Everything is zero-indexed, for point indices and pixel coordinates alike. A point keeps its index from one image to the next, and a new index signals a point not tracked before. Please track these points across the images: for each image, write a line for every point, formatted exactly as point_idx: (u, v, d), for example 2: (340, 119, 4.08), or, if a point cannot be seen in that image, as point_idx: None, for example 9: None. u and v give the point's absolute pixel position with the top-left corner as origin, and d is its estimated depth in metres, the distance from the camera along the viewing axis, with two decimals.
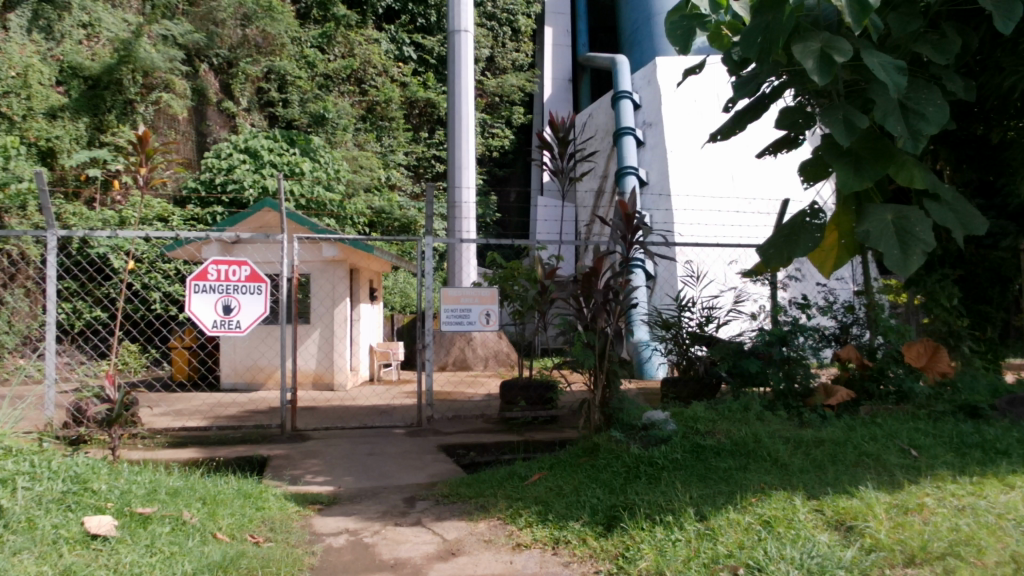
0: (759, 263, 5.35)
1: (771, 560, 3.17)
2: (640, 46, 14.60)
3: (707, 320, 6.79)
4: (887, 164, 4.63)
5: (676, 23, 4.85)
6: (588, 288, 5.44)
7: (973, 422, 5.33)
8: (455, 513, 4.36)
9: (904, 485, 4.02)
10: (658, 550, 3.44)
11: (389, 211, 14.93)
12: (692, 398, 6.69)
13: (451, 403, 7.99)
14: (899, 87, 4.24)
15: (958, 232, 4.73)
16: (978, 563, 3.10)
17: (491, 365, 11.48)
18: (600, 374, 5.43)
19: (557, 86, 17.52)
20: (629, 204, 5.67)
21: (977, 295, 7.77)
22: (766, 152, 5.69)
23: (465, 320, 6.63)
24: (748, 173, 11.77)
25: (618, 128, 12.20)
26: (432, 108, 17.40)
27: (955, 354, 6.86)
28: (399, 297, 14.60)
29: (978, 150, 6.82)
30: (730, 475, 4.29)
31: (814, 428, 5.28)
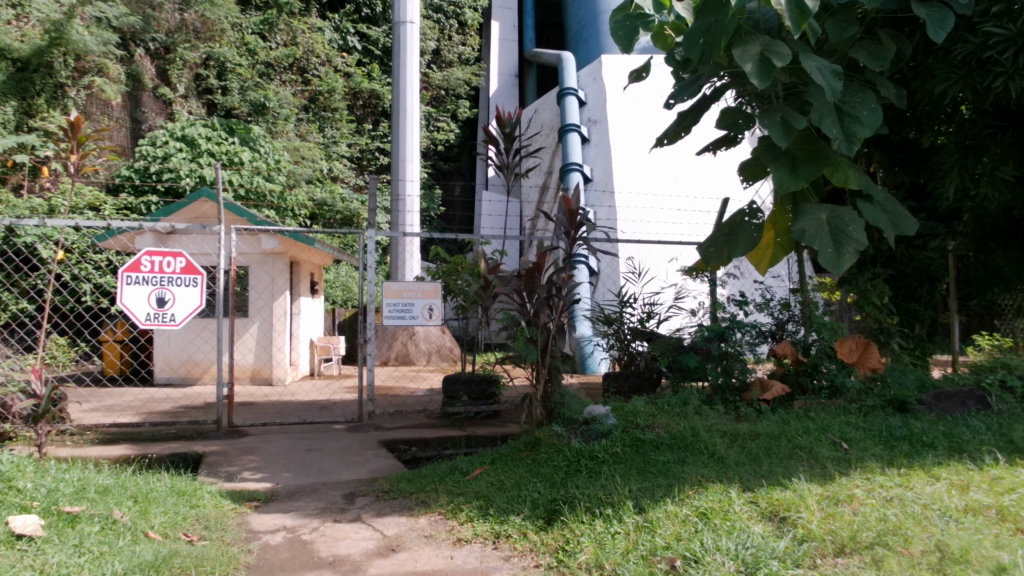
0: (699, 262, 5.43)
1: (706, 550, 3.23)
2: (586, 44, 14.68)
3: (648, 316, 6.86)
4: (823, 166, 4.73)
5: (619, 23, 4.91)
6: (531, 283, 5.42)
7: (901, 416, 5.52)
8: (395, 508, 4.32)
9: (835, 477, 4.14)
10: (597, 543, 3.47)
11: (331, 204, 14.89)
12: (633, 393, 6.77)
13: (392, 398, 7.93)
14: (835, 92, 4.35)
15: (891, 233, 4.87)
16: (904, 552, 3.21)
17: (435, 360, 11.44)
18: (542, 369, 5.44)
19: (504, 81, 17.22)
20: (573, 200, 5.68)
21: (907, 294, 7.87)
22: (707, 149, 5.72)
23: (407, 314, 6.59)
24: (690, 172, 11.96)
25: (563, 124, 12.26)
26: (377, 100, 17.29)
27: (885, 350, 7.15)
28: (340, 290, 14.47)
29: (909, 154, 7.08)
30: (668, 468, 4.35)
31: (751, 422, 5.40)
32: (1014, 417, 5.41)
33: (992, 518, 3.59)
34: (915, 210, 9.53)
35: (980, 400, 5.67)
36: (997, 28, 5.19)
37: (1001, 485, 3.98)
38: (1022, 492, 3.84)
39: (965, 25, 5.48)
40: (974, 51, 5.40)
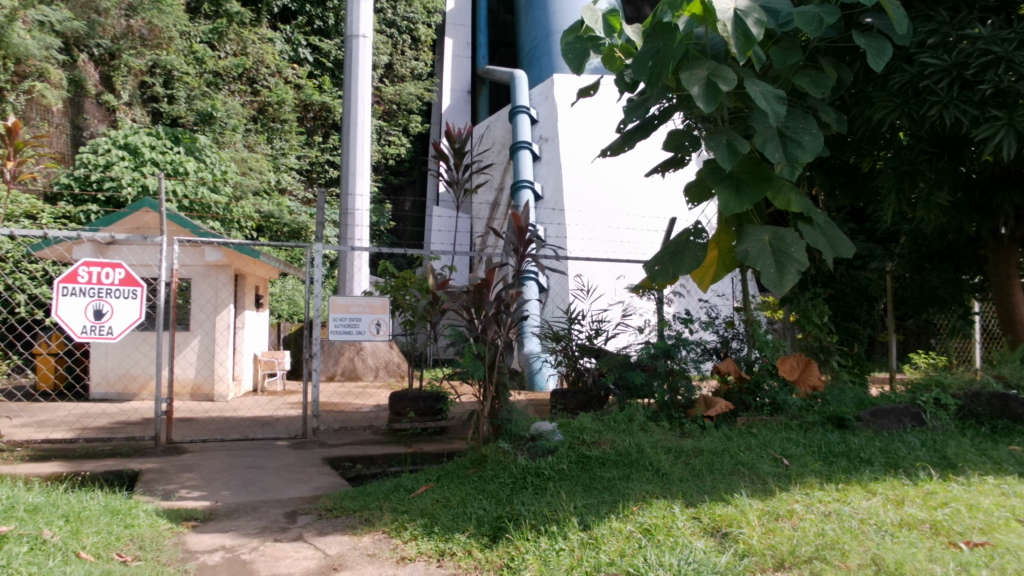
0: (646, 280, 5.49)
1: (649, 566, 3.25)
2: (539, 62, 14.74)
3: (596, 333, 6.90)
4: (766, 188, 4.86)
5: (570, 44, 5.05)
6: (479, 299, 5.41)
7: (839, 433, 5.66)
8: (338, 527, 4.24)
9: (775, 492, 4.22)
10: (542, 559, 3.47)
11: (279, 216, 14.73)
12: (580, 409, 6.76)
13: (337, 414, 7.81)
14: (777, 117, 4.48)
15: (830, 254, 4.99)
16: (842, 565, 3.28)
17: (382, 376, 11.32)
18: (489, 386, 5.42)
19: (455, 97, 17.26)
20: (522, 217, 5.71)
21: (846, 313, 8.08)
22: (654, 170, 5.80)
23: (354, 329, 6.52)
24: (639, 192, 12.14)
25: (514, 142, 12.34)
26: (327, 112, 17.18)
27: (825, 368, 7.34)
28: (286, 304, 14.26)
29: (849, 178, 7.32)
30: (613, 484, 4.38)
31: (694, 438, 5.48)
32: (947, 434, 5.58)
33: (926, 532, 3.70)
34: (855, 232, 9.83)
35: (915, 417, 5.84)
36: (933, 59, 5.50)
37: (933, 499, 4.11)
38: (954, 506, 3.96)
39: (902, 55, 5.76)
40: (911, 80, 5.64)
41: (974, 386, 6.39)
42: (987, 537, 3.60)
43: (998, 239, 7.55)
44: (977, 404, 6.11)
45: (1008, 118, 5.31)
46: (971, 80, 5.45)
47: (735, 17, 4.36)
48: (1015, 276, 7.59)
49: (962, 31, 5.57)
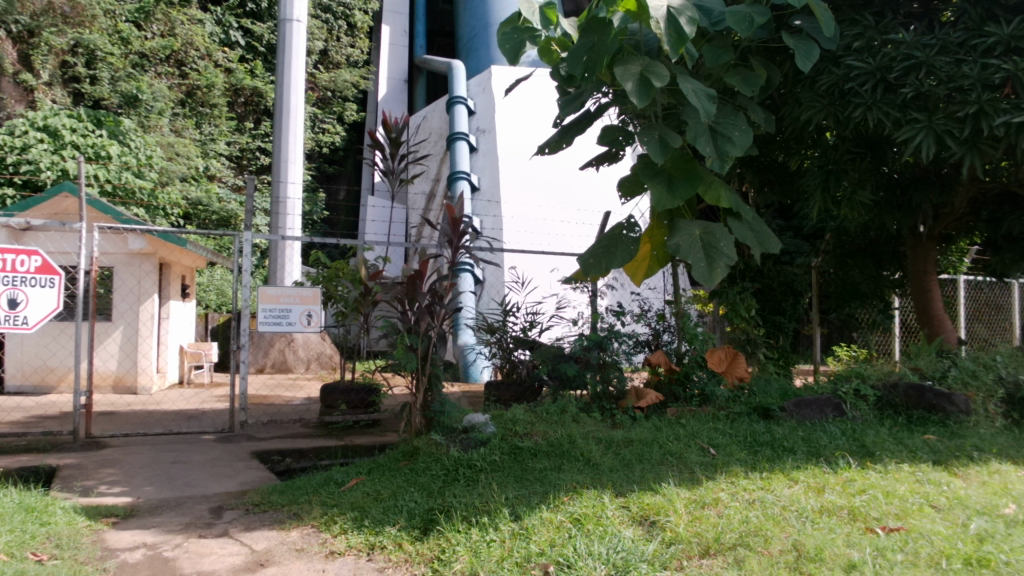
0: (580, 273, 5.53)
1: (579, 556, 3.29)
2: (476, 53, 14.67)
3: (530, 325, 6.91)
4: (697, 184, 4.95)
5: (507, 36, 5.03)
6: (412, 291, 5.35)
7: (764, 423, 5.83)
8: (266, 522, 4.16)
9: (702, 481, 4.32)
10: (473, 551, 3.47)
11: (207, 203, 14.40)
12: (514, 401, 6.78)
13: (267, 407, 7.65)
14: (708, 113, 4.57)
15: (757, 249, 5.11)
16: (764, 551, 3.39)
17: (313, 368, 11.13)
18: (422, 377, 5.38)
19: (393, 86, 16.83)
20: (457, 208, 5.67)
21: (773, 307, 8.31)
22: (589, 164, 5.83)
23: (284, 321, 6.38)
24: (575, 185, 12.23)
25: (451, 132, 12.26)
26: (259, 98, 16.77)
27: (752, 360, 7.57)
28: (214, 294, 13.89)
29: (778, 176, 7.53)
30: (545, 474, 4.42)
31: (625, 429, 5.56)
32: (866, 423, 5.81)
33: (844, 518, 3.84)
34: (782, 228, 10.13)
35: (836, 407, 6.02)
36: (858, 62, 5.70)
37: (852, 486, 4.28)
38: (871, 493, 4.13)
39: (829, 58, 5.94)
40: (838, 81, 5.81)
41: (891, 376, 6.66)
42: (901, 522, 3.77)
43: (916, 236, 7.88)
44: (895, 395, 6.37)
45: (928, 120, 5.53)
46: (894, 83, 5.67)
47: (668, 14, 4.43)
48: (931, 273, 7.94)
49: (886, 36, 5.78)
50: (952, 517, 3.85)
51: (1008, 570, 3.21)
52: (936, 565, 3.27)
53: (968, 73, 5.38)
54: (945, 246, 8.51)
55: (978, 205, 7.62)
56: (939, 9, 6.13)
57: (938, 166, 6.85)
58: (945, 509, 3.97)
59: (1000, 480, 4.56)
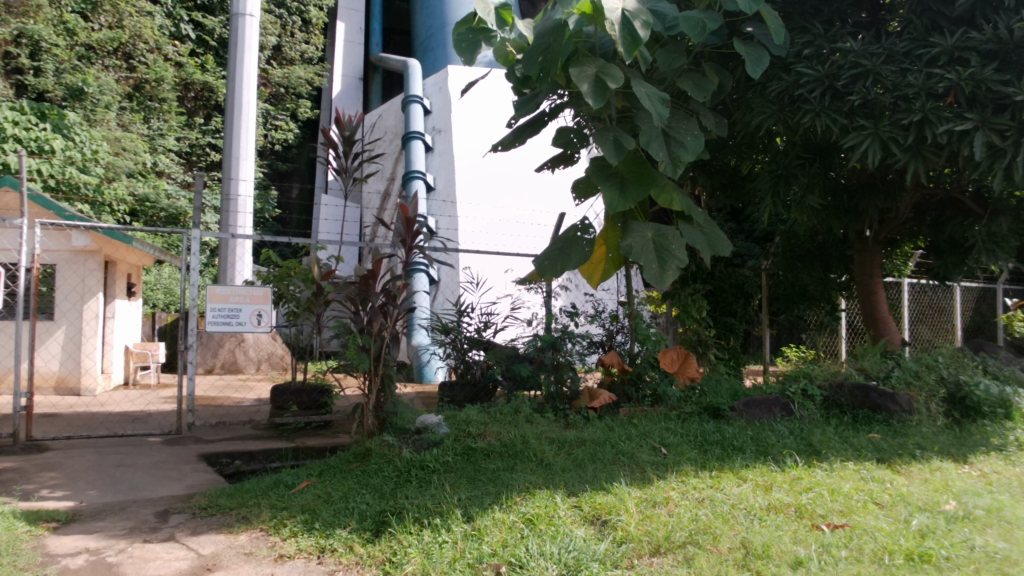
0: (534, 275, 5.54)
1: (531, 556, 3.30)
2: (433, 53, 14.60)
3: (485, 326, 6.91)
4: (651, 187, 5.00)
5: (462, 35, 5.04)
6: (365, 291, 5.29)
7: (715, 422, 5.92)
8: (213, 526, 4.08)
9: (653, 480, 4.37)
10: (424, 553, 3.45)
11: (155, 200, 14.11)
12: (467, 402, 6.77)
13: (215, 408, 7.50)
14: (661, 117, 4.63)
15: (709, 253, 5.18)
16: (713, 549, 3.45)
17: (264, 369, 10.96)
18: (375, 378, 5.33)
19: (347, 84, 16.60)
20: (411, 208, 5.62)
21: (724, 309, 8.45)
22: (544, 166, 5.85)
23: (233, 320, 6.27)
24: (530, 186, 12.27)
25: (407, 132, 12.18)
26: (210, 93, 16.45)
27: (703, 360, 7.66)
28: (162, 293, 13.59)
29: (729, 179, 7.67)
30: (498, 475, 4.42)
31: (578, 429, 5.60)
32: (813, 423, 5.94)
33: (792, 515, 3.92)
34: (734, 231, 10.30)
35: (784, 407, 6.15)
36: (807, 69, 5.84)
37: (799, 485, 4.37)
38: (817, 491, 4.23)
39: (780, 65, 6.07)
40: (787, 87, 5.94)
41: (838, 376, 6.82)
42: (845, 519, 3.87)
43: (862, 240, 8.10)
44: (840, 395, 6.52)
45: (874, 127, 5.65)
46: (841, 91, 5.81)
47: (623, 17, 4.46)
48: (877, 275, 8.16)
49: (834, 45, 5.94)
50: (895, 513, 3.97)
51: (947, 565, 3.32)
52: (879, 560, 3.36)
53: (913, 82, 5.56)
54: (890, 250, 8.75)
55: (922, 211, 7.87)
56: (886, 19, 6.32)
57: (884, 172, 7.04)
58: (889, 506, 4.09)
59: (940, 478, 4.71)
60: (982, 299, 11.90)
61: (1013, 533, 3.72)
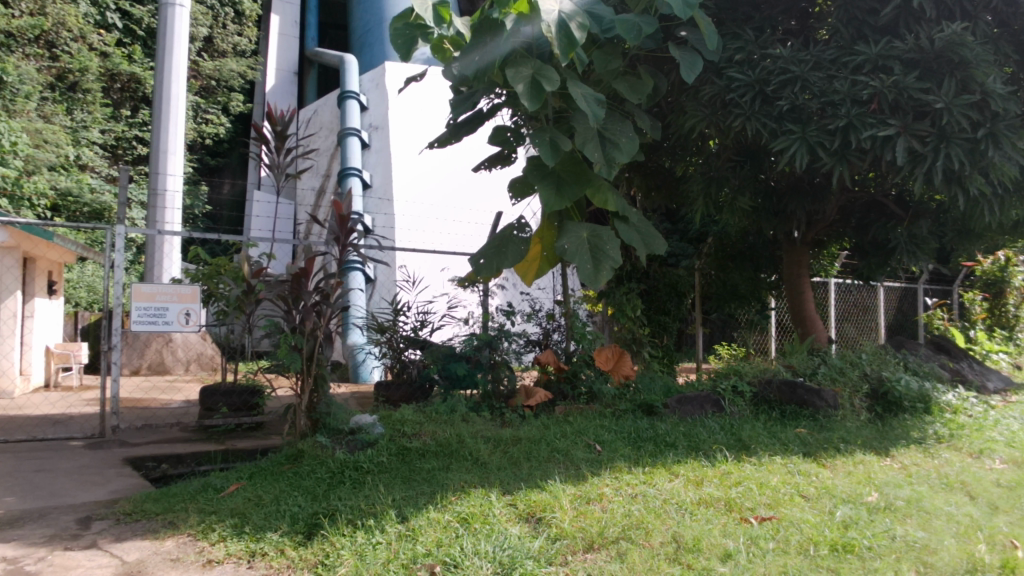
0: (471, 274, 5.54)
1: (465, 555, 3.30)
2: (370, 48, 14.42)
3: (421, 325, 6.87)
4: (586, 187, 5.06)
5: (399, 31, 5.01)
6: (298, 289, 5.18)
7: (648, 419, 6.01)
8: (137, 532, 3.95)
9: (588, 477, 4.43)
10: (358, 554, 3.41)
11: (78, 194, 13.70)
12: (403, 402, 6.69)
13: (141, 410, 7.26)
14: (596, 118, 4.69)
15: (644, 252, 5.26)
16: (646, 543, 3.51)
17: (193, 369, 10.71)
18: (308, 378, 5.24)
19: (281, 77, 16.17)
20: (346, 205, 5.54)
21: (658, 307, 8.60)
22: (482, 166, 5.84)
23: (160, 320, 6.08)
24: (467, 185, 12.24)
25: (343, 128, 12.01)
26: (137, 84, 15.90)
27: (638, 358, 7.76)
28: (85, 291, 13.11)
29: (663, 181, 7.82)
30: (433, 475, 4.41)
31: (514, 428, 5.61)
32: (742, 419, 6.10)
33: (721, 509, 4.02)
34: (669, 230, 10.50)
35: (715, 403, 6.31)
36: (738, 74, 6.00)
37: (728, 479, 4.49)
38: (746, 485, 4.35)
39: (712, 69, 6.22)
40: (719, 92, 6.11)
41: (767, 373, 7.03)
42: (772, 511, 3.99)
43: (791, 241, 8.33)
44: (769, 391, 6.71)
45: (802, 132, 5.84)
46: (771, 96, 5.98)
47: (559, 19, 4.51)
48: (804, 275, 8.42)
49: (764, 51, 6.11)
50: (820, 505, 4.11)
51: (869, 554, 3.46)
52: (805, 551, 3.48)
53: (839, 88, 5.76)
54: (817, 251, 9.04)
55: (847, 213, 8.14)
56: (814, 27, 6.54)
57: (812, 176, 7.26)
58: (814, 498, 4.23)
59: (863, 470, 4.89)
60: (904, 298, 12.40)
61: (931, 522, 3.89)
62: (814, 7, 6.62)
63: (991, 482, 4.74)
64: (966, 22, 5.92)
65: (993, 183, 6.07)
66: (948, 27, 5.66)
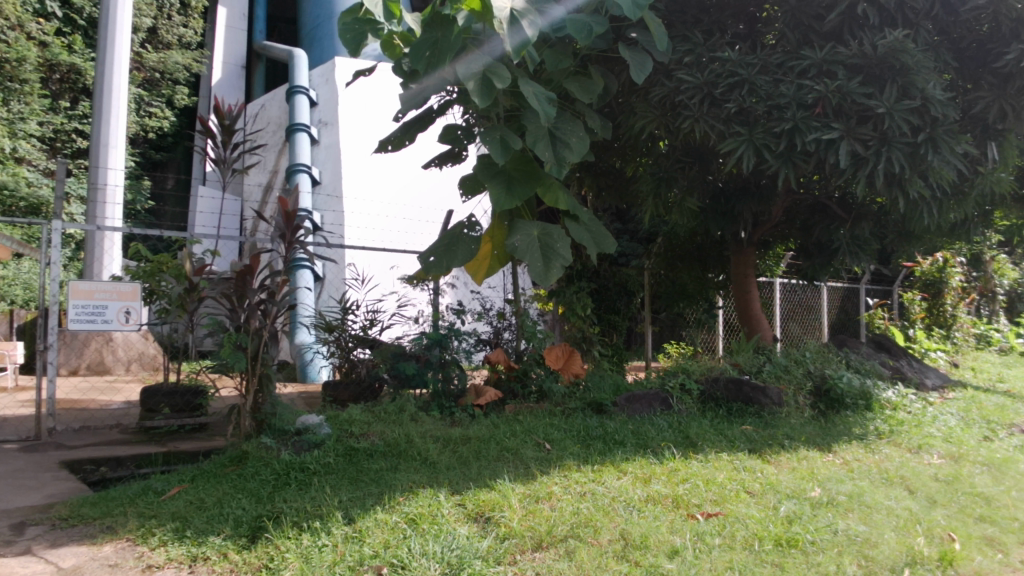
0: (420, 273, 5.49)
1: (414, 556, 3.28)
2: (320, 43, 14.23)
3: (371, 323, 6.79)
4: (537, 186, 5.07)
5: (348, 25, 5.05)
6: (242, 287, 5.08)
7: (598, 417, 6.05)
8: (74, 538, 3.81)
9: (536, 476, 4.43)
10: (303, 557, 3.35)
11: (14, 187, 13.39)
12: (352, 401, 6.62)
13: (78, 412, 7.03)
14: (547, 117, 4.69)
15: (594, 250, 5.29)
16: (594, 541, 3.53)
17: (134, 369, 10.45)
18: (252, 378, 5.14)
19: (228, 71, 15.87)
20: (292, 202, 5.44)
21: (608, 306, 8.67)
22: (431, 163, 5.78)
23: (98, 318, 5.90)
24: (417, 184, 12.16)
25: (291, 123, 11.80)
26: (77, 75, 15.40)
27: (588, 357, 7.82)
28: (21, 288, 12.66)
29: (614, 181, 7.88)
30: (380, 475, 4.36)
31: (463, 427, 5.60)
32: (690, 417, 6.19)
33: (669, 506, 4.07)
34: (619, 230, 10.57)
35: (663, 401, 6.40)
36: (688, 76, 6.08)
37: (676, 476, 4.54)
38: (693, 482, 4.41)
39: (662, 71, 6.29)
40: (669, 93, 6.19)
41: (713, 372, 7.15)
42: (718, 507, 4.05)
43: (739, 242, 8.47)
44: (715, 389, 6.81)
45: (749, 134, 5.94)
46: (719, 98, 6.08)
47: (510, 16, 4.52)
48: (751, 275, 8.58)
49: (713, 54, 6.20)
50: (764, 500, 4.19)
51: (812, 549, 3.53)
52: (750, 546, 3.54)
53: (785, 92, 5.88)
54: (763, 251, 9.21)
55: (793, 215, 8.32)
56: (762, 32, 6.65)
57: (758, 178, 7.39)
58: (759, 494, 4.31)
59: (806, 466, 5.01)
60: (846, 298, 12.71)
61: (872, 516, 4.00)
62: (763, 12, 6.71)
63: (929, 477, 4.89)
64: (907, 29, 6.09)
65: (931, 186, 6.27)
66: (890, 33, 5.82)
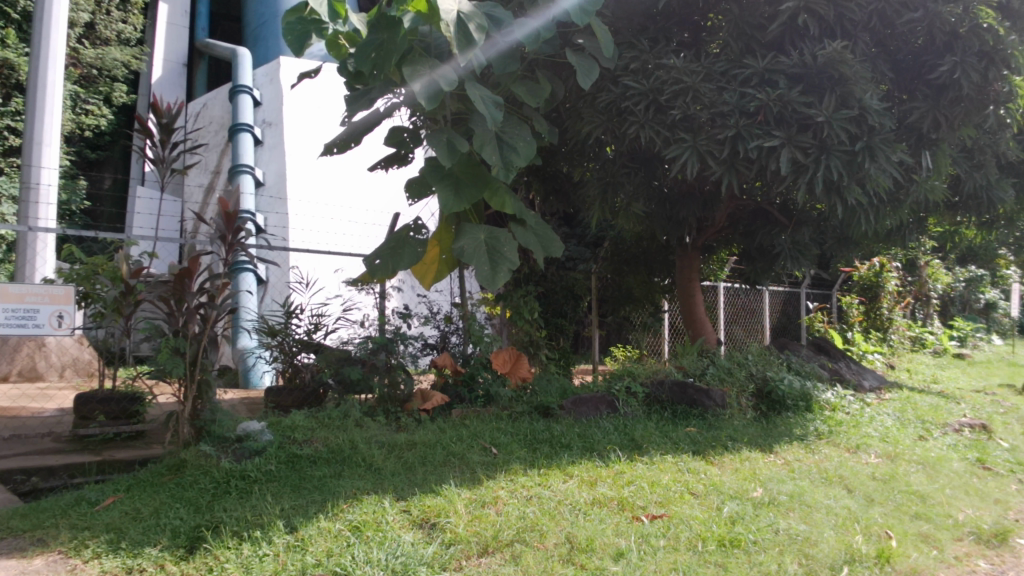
0: (365, 276, 5.42)
1: (357, 564, 3.24)
2: (265, 42, 13.98)
3: (315, 327, 6.68)
4: (483, 189, 5.07)
5: (292, 24, 4.96)
6: (180, 291, 4.96)
7: (544, 421, 6.07)
8: (2, 551, 3.64)
9: (482, 481, 4.41)
10: (243, 568, 3.28)
11: None
12: (295, 407, 6.50)
13: (8, 419, 6.75)
14: (494, 121, 4.68)
15: (540, 254, 5.30)
16: (540, 545, 3.53)
17: (68, 375, 10.08)
18: (191, 385, 5.00)
19: (169, 68, 15.48)
20: (233, 203, 5.31)
21: (555, 310, 8.71)
22: (377, 166, 5.71)
23: (29, 322, 5.66)
24: (364, 186, 12.04)
25: (234, 123, 11.54)
26: (10, 70, 14.84)
27: (535, 361, 7.84)
28: None
29: (562, 186, 7.93)
30: (323, 483, 4.30)
31: (409, 432, 5.55)
32: (635, 419, 6.25)
33: (614, 508, 4.10)
34: (567, 234, 10.64)
35: (609, 404, 6.45)
36: (633, 83, 6.17)
37: (621, 478, 4.58)
38: (638, 484, 4.46)
39: (608, 77, 6.35)
40: (615, 99, 6.27)
41: (658, 374, 7.24)
42: (663, 509, 4.10)
43: (684, 247, 8.60)
44: (660, 392, 6.89)
45: (693, 141, 6.05)
46: (664, 104, 6.17)
47: (457, 19, 4.44)
48: (696, 279, 8.72)
49: (658, 61, 6.29)
50: (708, 501, 4.26)
51: (754, 548, 3.61)
52: (693, 547, 3.59)
53: (728, 100, 6.01)
54: (707, 256, 9.37)
55: (735, 220, 8.48)
56: (706, 40, 6.78)
57: (702, 184, 7.52)
58: (702, 495, 4.38)
59: (748, 467, 5.10)
60: (788, 302, 13.01)
61: (812, 515, 4.10)
62: (707, 21, 6.84)
63: (866, 476, 5.03)
64: (845, 40, 6.28)
65: (868, 194, 6.48)
66: (829, 44, 5.99)
